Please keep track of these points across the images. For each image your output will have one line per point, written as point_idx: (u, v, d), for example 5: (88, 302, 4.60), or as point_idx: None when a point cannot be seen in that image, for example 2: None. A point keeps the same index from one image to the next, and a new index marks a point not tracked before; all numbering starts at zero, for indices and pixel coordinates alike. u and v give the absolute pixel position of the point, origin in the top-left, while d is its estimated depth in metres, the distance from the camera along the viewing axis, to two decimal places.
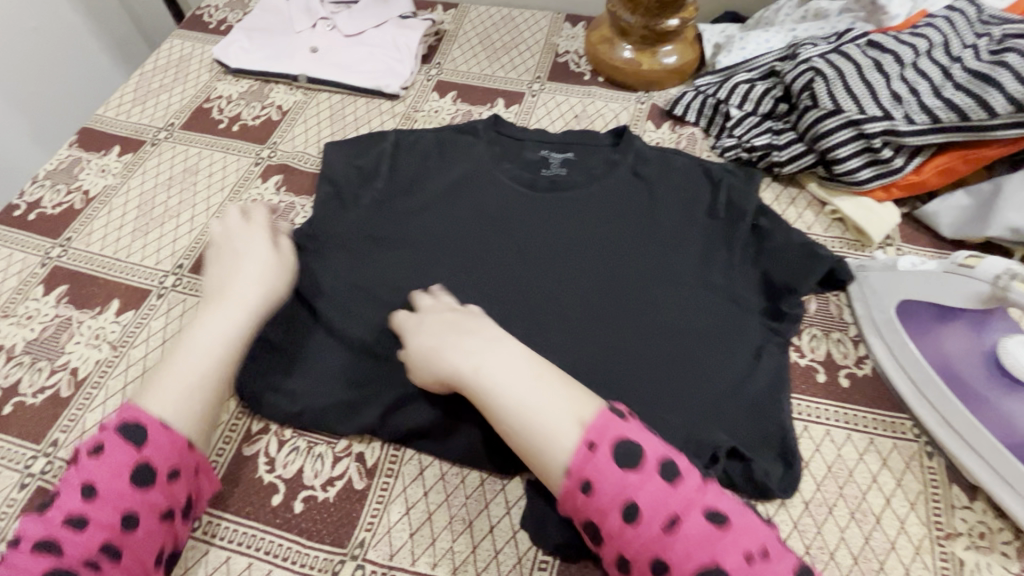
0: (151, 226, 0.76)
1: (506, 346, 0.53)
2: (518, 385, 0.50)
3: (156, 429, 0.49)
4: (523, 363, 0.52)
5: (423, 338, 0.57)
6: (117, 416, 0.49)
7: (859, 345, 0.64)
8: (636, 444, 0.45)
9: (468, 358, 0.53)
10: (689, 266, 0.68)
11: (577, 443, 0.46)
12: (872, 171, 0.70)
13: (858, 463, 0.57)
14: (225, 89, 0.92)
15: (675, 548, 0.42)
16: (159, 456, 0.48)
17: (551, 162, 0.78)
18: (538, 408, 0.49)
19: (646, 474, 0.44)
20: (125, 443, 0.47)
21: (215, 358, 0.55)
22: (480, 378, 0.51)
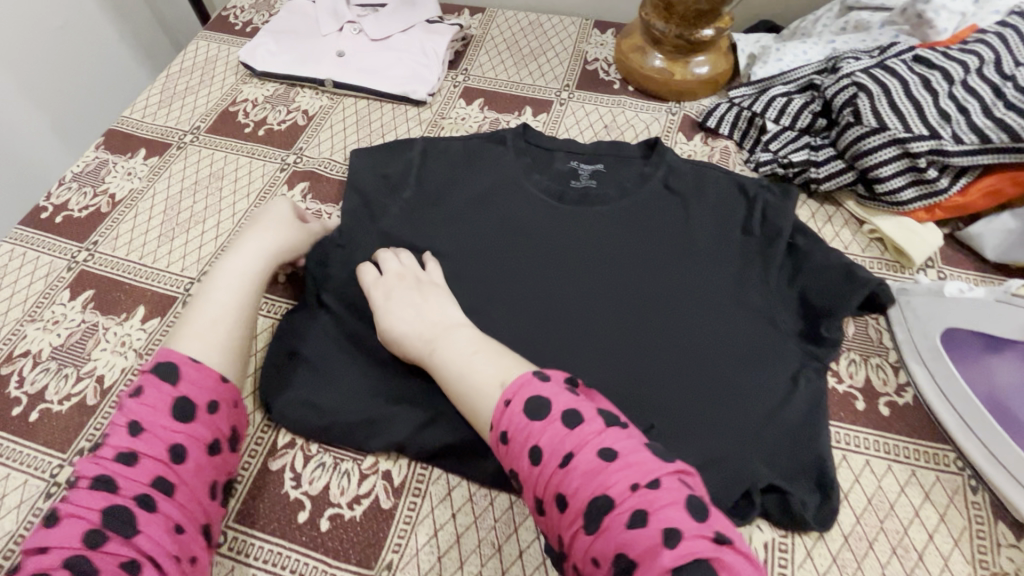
0: (177, 231, 0.75)
1: (457, 328, 0.58)
2: (459, 358, 0.55)
3: (188, 366, 0.50)
4: (469, 342, 0.56)
5: (391, 312, 0.60)
6: (154, 361, 0.50)
7: (900, 371, 0.62)
8: (542, 396, 0.47)
9: (426, 341, 0.58)
10: (723, 285, 0.67)
11: (496, 400, 0.50)
12: (916, 191, 0.68)
13: (899, 496, 0.55)
14: (251, 92, 0.91)
15: (569, 482, 0.43)
16: (195, 390, 0.49)
17: (580, 174, 0.77)
18: (473, 376, 0.53)
19: (548, 421, 0.46)
20: (161, 380, 0.48)
21: (237, 305, 0.58)
22: (434, 358, 0.56)
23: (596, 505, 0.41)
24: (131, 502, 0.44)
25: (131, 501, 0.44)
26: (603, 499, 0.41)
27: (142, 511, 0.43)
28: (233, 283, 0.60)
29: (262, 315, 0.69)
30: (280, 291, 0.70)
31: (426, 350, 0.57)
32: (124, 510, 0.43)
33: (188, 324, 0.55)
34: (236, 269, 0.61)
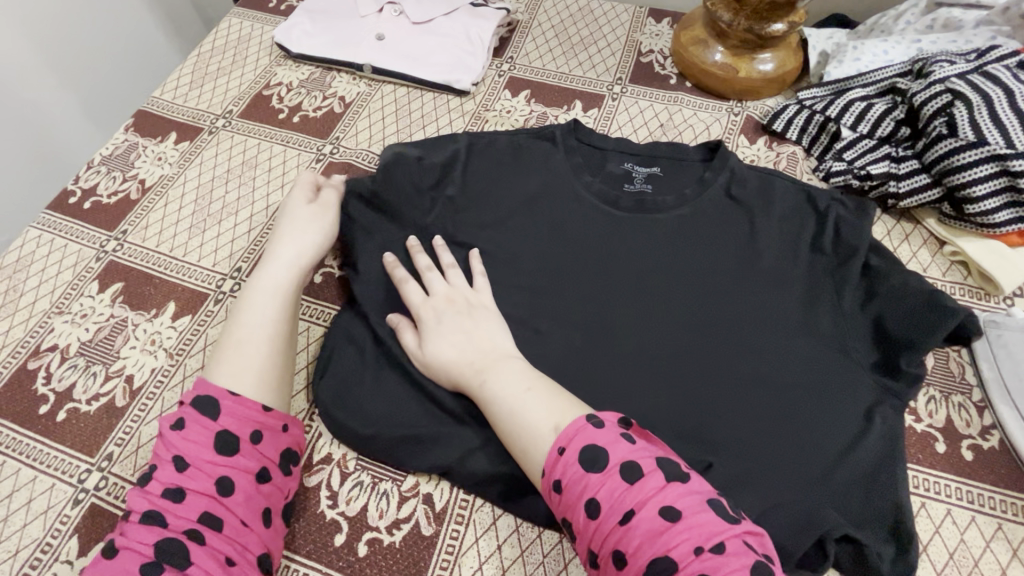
0: (209, 223, 0.72)
1: (508, 360, 0.54)
2: (512, 394, 0.51)
3: (228, 397, 0.49)
4: (521, 374, 0.52)
5: (438, 338, 0.57)
6: (192, 394, 0.49)
7: (985, 412, 0.57)
8: (597, 445, 0.44)
9: (474, 372, 0.54)
10: (791, 309, 0.62)
11: (550, 446, 0.46)
12: (1011, 214, 0.62)
13: (983, 551, 0.51)
14: (285, 75, 0.86)
15: (629, 541, 0.40)
16: (236, 422, 0.48)
17: (635, 177, 0.72)
18: (526, 416, 0.49)
19: (605, 473, 0.42)
20: (202, 415, 0.48)
21: (273, 308, 0.57)
22: (483, 391, 0.53)
23: (658, 568, 0.38)
24: (181, 536, 0.43)
25: (183, 536, 0.43)
26: (666, 563, 0.38)
27: (194, 546, 0.43)
28: (266, 287, 0.58)
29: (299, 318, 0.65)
30: (317, 295, 0.67)
31: (475, 380, 0.53)
32: (176, 544, 0.43)
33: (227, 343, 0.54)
34: (270, 281, 0.59)
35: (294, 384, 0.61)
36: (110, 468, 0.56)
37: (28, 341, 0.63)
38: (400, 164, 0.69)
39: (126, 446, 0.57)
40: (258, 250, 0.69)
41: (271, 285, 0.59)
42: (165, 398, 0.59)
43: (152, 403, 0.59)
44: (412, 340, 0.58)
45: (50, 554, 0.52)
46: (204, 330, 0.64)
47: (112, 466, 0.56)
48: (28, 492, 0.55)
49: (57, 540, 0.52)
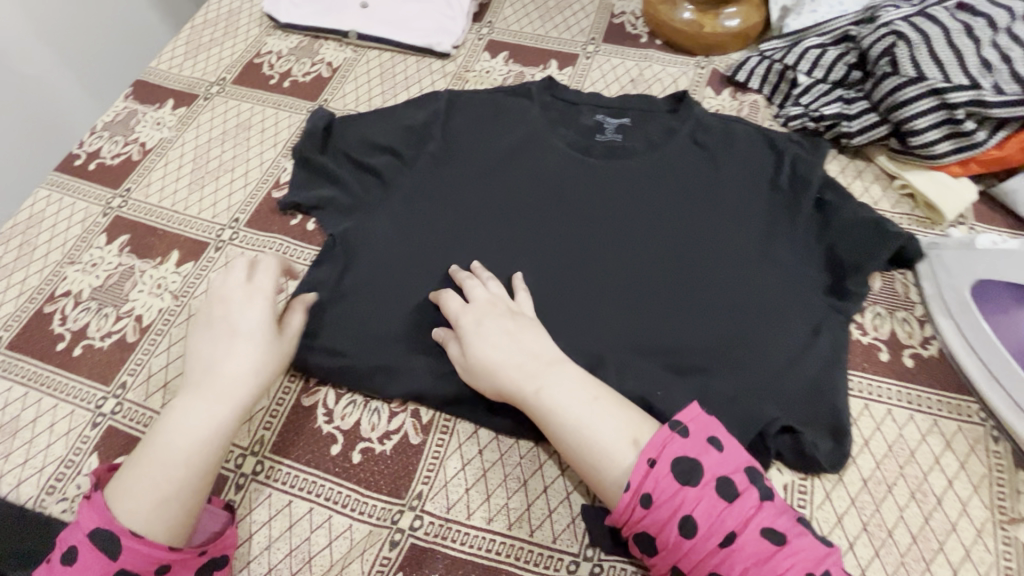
0: (207, 180, 0.77)
1: (562, 366, 0.53)
2: (576, 405, 0.50)
3: (132, 535, 0.44)
4: (579, 385, 0.52)
5: (487, 343, 0.55)
6: (96, 526, 0.44)
7: (925, 325, 0.62)
8: (688, 458, 0.45)
9: (527, 380, 0.52)
10: (749, 239, 0.67)
11: (635, 460, 0.46)
12: (950, 145, 0.67)
13: (919, 444, 0.56)
14: (276, 44, 0.91)
15: (733, 562, 0.42)
16: (139, 561, 0.44)
17: (606, 127, 0.76)
18: (599, 429, 0.49)
19: (701, 488, 0.44)
20: (103, 551, 0.43)
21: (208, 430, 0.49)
22: (542, 400, 0.51)
23: None
24: None
25: None
26: None
27: None
28: (194, 404, 0.50)
29: (292, 262, 0.70)
30: (308, 240, 0.71)
31: (527, 386, 0.52)
32: None
33: (137, 457, 0.48)
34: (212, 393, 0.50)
35: None
36: (124, 395, 0.61)
37: (43, 288, 0.68)
38: (383, 132, 0.75)
39: (138, 375, 0.62)
40: (254, 203, 0.74)
41: (199, 406, 0.50)
42: (172, 334, 0.64)
43: (160, 338, 0.64)
44: (455, 349, 0.57)
45: (74, 468, 0.57)
46: (205, 274, 0.69)
47: (126, 393, 0.61)
48: (50, 417, 0.60)
49: (80, 457, 0.58)
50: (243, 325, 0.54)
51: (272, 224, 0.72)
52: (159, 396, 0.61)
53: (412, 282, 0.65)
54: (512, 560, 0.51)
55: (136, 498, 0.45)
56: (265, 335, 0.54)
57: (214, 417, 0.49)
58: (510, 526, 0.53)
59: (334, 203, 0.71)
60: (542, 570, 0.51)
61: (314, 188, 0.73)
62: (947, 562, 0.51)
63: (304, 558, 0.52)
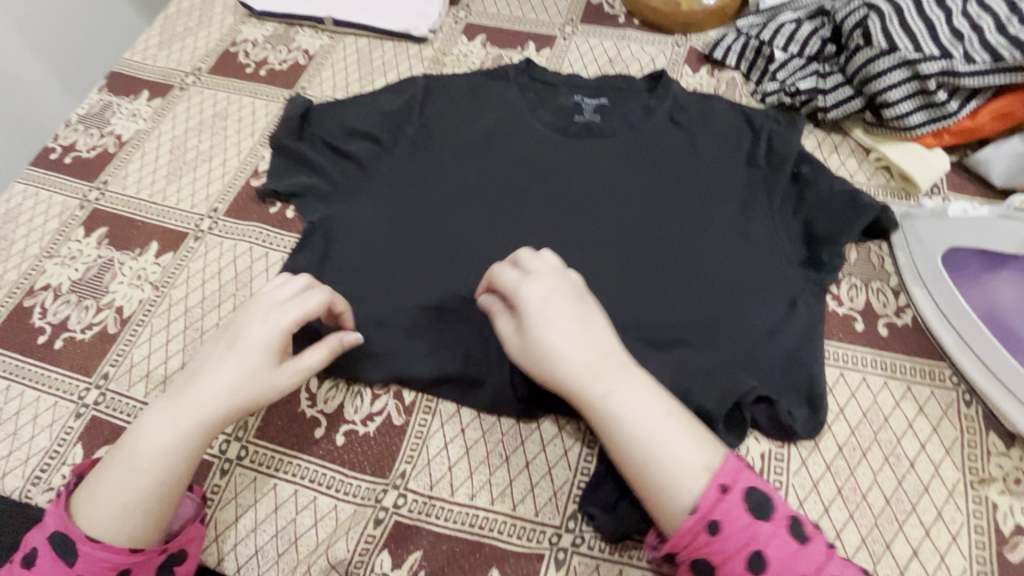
0: (185, 170, 0.76)
1: (634, 371, 0.49)
2: (648, 418, 0.47)
3: (87, 540, 0.45)
4: (652, 396, 0.48)
5: (551, 331, 0.50)
6: (57, 530, 0.46)
7: (900, 295, 0.63)
8: (762, 493, 0.45)
9: (596, 381, 0.48)
10: (727, 216, 0.65)
11: (706, 486, 0.44)
12: (924, 116, 0.68)
13: (894, 410, 0.57)
14: (251, 33, 0.90)
15: None
16: (94, 565, 0.45)
17: (584, 108, 0.74)
18: (672, 445, 0.46)
19: (774, 525, 0.43)
20: (59, 557, 0.45)
21: (173, 447, 0.47)
22: (611, 405, 0.47)
23: None
24: None
25: None
26: None
27: None
28: (165, 414, 0.48)
29: (271, 250, 0.69)
30: (287, 229, 0.71)
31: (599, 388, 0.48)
32: None
33: (112, 452, 0.48)
34: (186, 406, 0.48)
35: None
36: (107, 385, 0.61)
37: (23, 282, 0.68)
38: (359, 117, 0.74)
39: (120, 365, 0.62)
40: (233, 192, 0.74)
41: (172, 415, 0.48)
42: (153, 324, 0.65)
43: (142, 328, 0.64)
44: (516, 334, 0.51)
45: (59, 459, 0.58)
46: (186, 264, 0.69)
47: (109, 384, 0.61)
48: (33, 410, 0.60)
49: (65, 447, 0.58)
50: (247, 341, 0.50)
51: (251, 213, 0.72)
52: (142, 386, 0.61)
53: (390, 266, 0.64)
54: (496, 534, 0.52)
55: (96, 500, 0.46)
56: (263, 356, 0.50)
57: (180, 429, 0.47)
58: (493, 502, 0.53)
59: (312, 191, 0.71)
60: (526, 543, 0.52)
61: (292, 175, 0.73)
62: (919, 523, 0.52)
63: (290, 539, 0.53)
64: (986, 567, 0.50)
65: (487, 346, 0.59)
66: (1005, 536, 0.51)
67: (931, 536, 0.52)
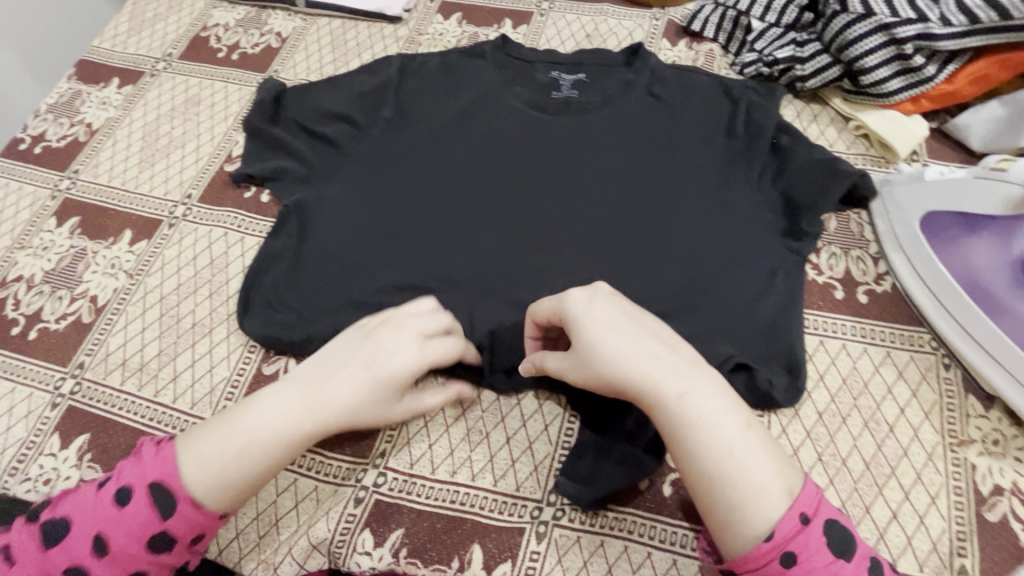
0: (157, 157, 0.75)
1: (706, 368, 0.44)
2: (725, 425, 0.42)
3: (189, 502, 0.44)
4: (731, 409, 0.43)
5: (607, 327, 0.45)
6: (162, 476, 0.45)
7: (879, 262, 0.63)
8: (846, 531, 0.42)
9: (669, 378, 0.43)
10: (706, 185, 0.64)
11: (789, 514, 0.40)
12: (903, 81, 0.67)
13: (873, 375, 0.57)
14: (222, 16, 0.88)
15: None
16: (181, 528, 0.45)
17: (561, 85, 0.71)
18: (749, 467, 0.41)
19: (855, 566, 0.41)
20: (155, 508, 0.44)
21: (277, 437, 0.46)
22: (685, 408, 0.42)
23: None
24: None
25: None
26: None
27: None
28: (280, 399, 0.46)
29: (247, 235, 0.68)
30: (262, 213, 0.70)
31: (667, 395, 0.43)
32: None
33: (218, 426, 0.46)
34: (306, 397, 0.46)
35: (232, 286, 0.65)
36: (82, 374, 0.61)
37: None
38: (332, 98, 0.73)
39: (96, 354, 0.62)
40: (207, 178, 0.73)
41: (295, 414, 0.46)
42: (128, 312, 0.64)
43: (117, 317, 0.63)
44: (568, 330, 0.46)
45: (36, 449, 0.57)
46: (160, 251, 0.68)
47: (84, 373, 0.61)
48: (9, 402, 0.60)
49: (41, 438, 0.58)
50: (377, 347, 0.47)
51: (226, 198, 0.71)
52: (118, 374, 0.61)
53: (365, 246, 0.63)
54: (477, 509, 0.52)
55: (200, 464, 0.45)
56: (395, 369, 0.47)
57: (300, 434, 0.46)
58: (474, 478, 0.53)
59: (286, 174, 0.70)
60: (507, 517, 0.52)
61: (266, 159, 0.71)
62: (898, 486, 0.52)
63: (271, 521, 0.52)
64: (966, 527, 0.50)
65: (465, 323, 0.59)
66: (984, 496, 0.52)
67: (911, 499, 0.52)
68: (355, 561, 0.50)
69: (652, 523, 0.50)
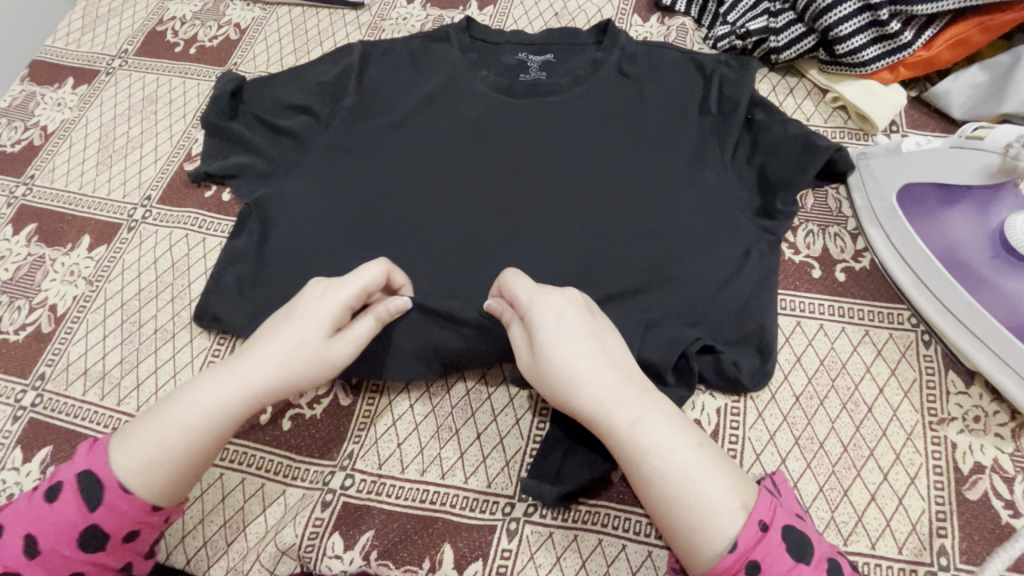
0: (115, 158, 0.73)
1: (655, 393, 0.44)
2: (678, 446, 0.41)
3: (118, 490, 0.42)
4: (680, 429, 0.42)
5: (565, 347, 0.44)
6: (92, 464, 0.43)
7: (858, 239, 0.61)
8: (802, 533, 0.40)
9: (619, 408, 0.42)
10: (677, 164, 0.61)
11: (746, 521, 0.39)
12: (878, 49, 0.65)
13: (851, 355, 0.56)
14: (178, 8, 0.85)
15: None
16: (112, 521, 0.42)
17: (529, 66, 0.68)
18: (703, 485, 0.40)
19: (815, 567, 0.38)
20: (84, 500, 0.42)
21: (212, 414, 0.43)
22: (638, 435, 0.41)
23: None
24: None
25: None
26: None
27: None
28: (219, 374, 0.44)
29: (209, 235, 0.67)
30: (224, 211, 0.68)
31: (616, 420, 0.42)
32: None
33: (161, 406, 0.44)
34: (249, 368, 0.44)
35: (195, 289, 0.63)
36: (44, 386, 0.60)
37: None
38: (289, 89, 0.70)
39: (57, 365, 0.60)
40: (166, 178, 0.71)
41: (220, 376, 0.44)
42: (89, 320, 0.62)
43: (77, 325, 0.62)
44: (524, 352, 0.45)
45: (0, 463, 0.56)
46: (120, 256, 0.66)
47: (46, 385, 0.60)
48: None
49: (4, 451, 0.57)
50: (305, 313, 0.45)
51: (186, 198, 0.69)
52: (80, 385, 0.59)
53: (327, 243, 0.61)
54: (449, 508, 0.51)
55: (136, 441, 0.43)
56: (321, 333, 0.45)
57: (232, 393, 0.43)
58: (444, 476, 0.52)
59: (243, 172, 0.67)
60: (479, 515, 0.51)
61: (224, 156, 0.69)
62: (876, 467, 0.51)
63: (238, 528, 0.51)
64: (946, 506, 0.49)
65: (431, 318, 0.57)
66: (965, 474, 0.50)
67: (889, 480, 0.51)
68: (326, 565, 0.49)
69: (628, 516, 0.49)
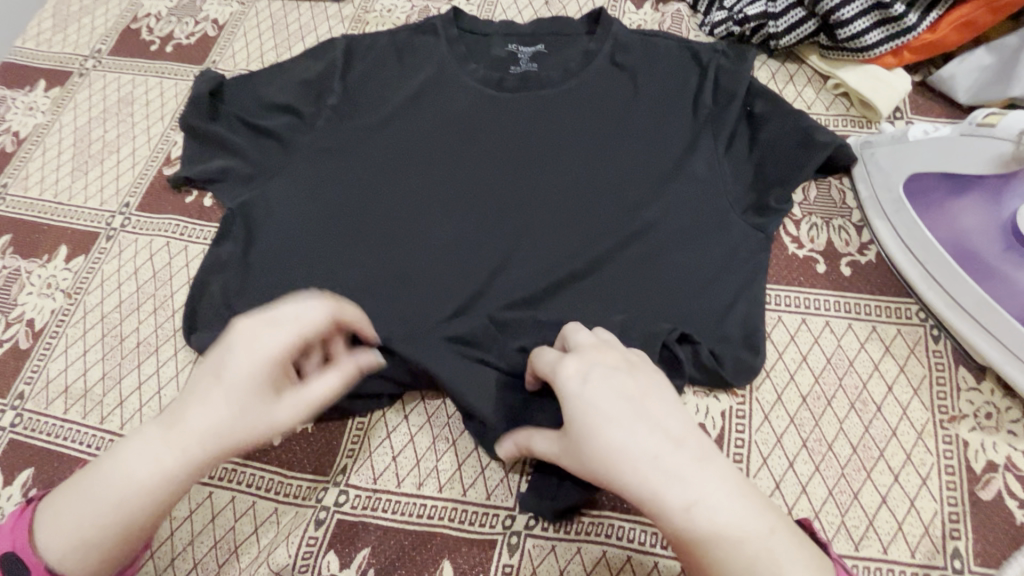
0: (90, 164, 0.70)
1: (716, 460, 0.35)
2: (745, 528, 0.33)
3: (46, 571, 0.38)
4: (745, 509, 0.33)
5: (605, 415, 0.36)
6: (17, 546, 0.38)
7: (863, 231, 0.60)
8: None
9: (677, 484, 0.33)
10: (675, 159, 0.58)
11: None
12: (881, 33, 0.63)
13: (858, 352, 0.54)
14: (153, 4, 0.81)
15: None
16: None
17: (519, 58, 0.65)
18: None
19: None
20: None
21: (143, 491, 0.36)
22: (695, 521, 0.33)
23: None
24: None
25: None
26: None
27: None
28: (145, 442, 0.37)
29: (191, 243, 0.64)
30: (206, 218, 0.65)
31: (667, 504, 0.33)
32: None
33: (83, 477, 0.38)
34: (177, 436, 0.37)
35: (177, 300, 0.61)
36: (23, 405, 0.57)
37: None
38: (269, 87, 0.67)
39: (36, 383, 0.58)
40: (144, 183, 0.68)
41: (147, 443, 0.37)
42: (68, 334, 0.60)
43: (56, 340, 0.60)
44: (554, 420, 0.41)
45: None
46: (99, 266, 0.63)
47: (25, 404, 0.57)
48: None
49: None
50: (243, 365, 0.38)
51: (166, 205, 0.66)
52: (61, 403, 0.57)
53: (312, 249, 0.58)
54: (448, 522, 0.49)
55: (64, 520, 0.37)
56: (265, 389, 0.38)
57: (167, 466, 0.36)
58: (441, 489, 0.51)
59: (224, 176, 0.64)
60: (479, 528, 0.49)
61: (203, 159, 0.66)
62: (887, 469, 0.50)
63: (229, 548, 0.50)
64: (959, 508, 0.48)
65: (425, 326, 0.54)
66: (977, 474, 0.49)
67: (900, 482, 0.49)
68: None
69: (634, 525, 0.48)
